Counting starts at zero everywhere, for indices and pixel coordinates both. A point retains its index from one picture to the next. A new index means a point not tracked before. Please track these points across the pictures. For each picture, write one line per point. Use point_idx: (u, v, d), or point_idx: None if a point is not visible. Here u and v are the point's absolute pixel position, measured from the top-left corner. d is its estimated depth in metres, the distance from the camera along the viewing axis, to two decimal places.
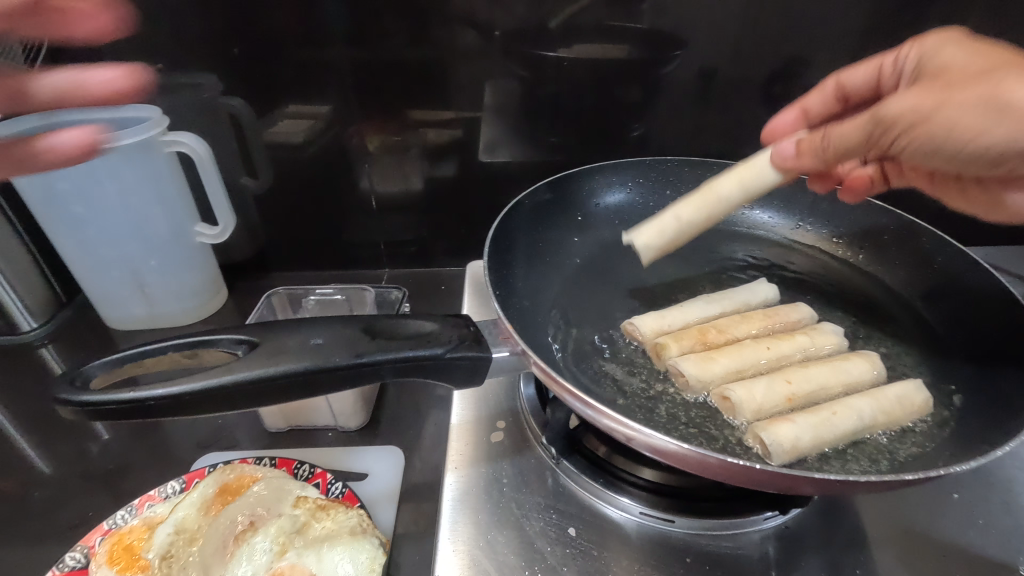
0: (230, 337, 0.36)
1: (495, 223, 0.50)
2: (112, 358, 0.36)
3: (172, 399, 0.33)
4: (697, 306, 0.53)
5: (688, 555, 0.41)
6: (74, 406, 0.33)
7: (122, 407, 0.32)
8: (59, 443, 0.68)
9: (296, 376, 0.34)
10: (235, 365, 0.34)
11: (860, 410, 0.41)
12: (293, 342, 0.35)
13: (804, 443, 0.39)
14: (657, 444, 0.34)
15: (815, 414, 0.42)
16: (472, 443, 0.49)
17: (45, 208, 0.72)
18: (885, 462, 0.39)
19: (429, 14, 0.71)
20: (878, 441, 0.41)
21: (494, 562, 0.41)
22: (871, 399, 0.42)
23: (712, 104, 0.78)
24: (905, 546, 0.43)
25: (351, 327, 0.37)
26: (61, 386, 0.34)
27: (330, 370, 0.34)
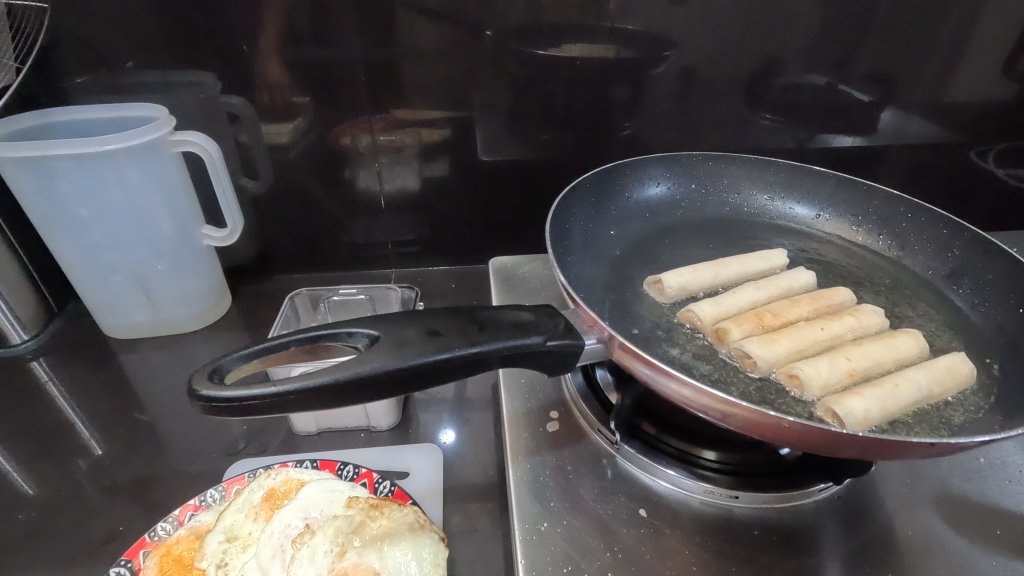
0: (349, 330, 0.37)
1: (549, 216, 0.51)
2: (242, 353, 0.36)
3: (310, 392, 0.34)
4: (743, 290, 0.56)
5: (755, 528, 0.44)
6: (214, 401, 0.33)
7: (261, 401, 0.33)
8: (63, 460, 0.64)
9: (415, 367, 0.35)
10: (364, 357, 0.35)
11: (918, 381, 0.44)
12: (406, 336, 0.36)
13: (874, 414, 0.43)
14: (745, 418, 0.36)
15: (880, 387, 0.44)
16: (529, 433, 0.50)
17: (54, 210, 0.69)
18: (945, 429, 0.43)
19: (434, 13, 0.71)
20: (934, 410, 0.44)
21: (573, 546, 0.42)
22: (927, 371, 0.45)
23: (707, 102, 0.81)
24: (946, 507, 0.46)
25: (454, 318, 0.38)
26: (198, 380, 0.34)
27: (447, 362, 0.35)
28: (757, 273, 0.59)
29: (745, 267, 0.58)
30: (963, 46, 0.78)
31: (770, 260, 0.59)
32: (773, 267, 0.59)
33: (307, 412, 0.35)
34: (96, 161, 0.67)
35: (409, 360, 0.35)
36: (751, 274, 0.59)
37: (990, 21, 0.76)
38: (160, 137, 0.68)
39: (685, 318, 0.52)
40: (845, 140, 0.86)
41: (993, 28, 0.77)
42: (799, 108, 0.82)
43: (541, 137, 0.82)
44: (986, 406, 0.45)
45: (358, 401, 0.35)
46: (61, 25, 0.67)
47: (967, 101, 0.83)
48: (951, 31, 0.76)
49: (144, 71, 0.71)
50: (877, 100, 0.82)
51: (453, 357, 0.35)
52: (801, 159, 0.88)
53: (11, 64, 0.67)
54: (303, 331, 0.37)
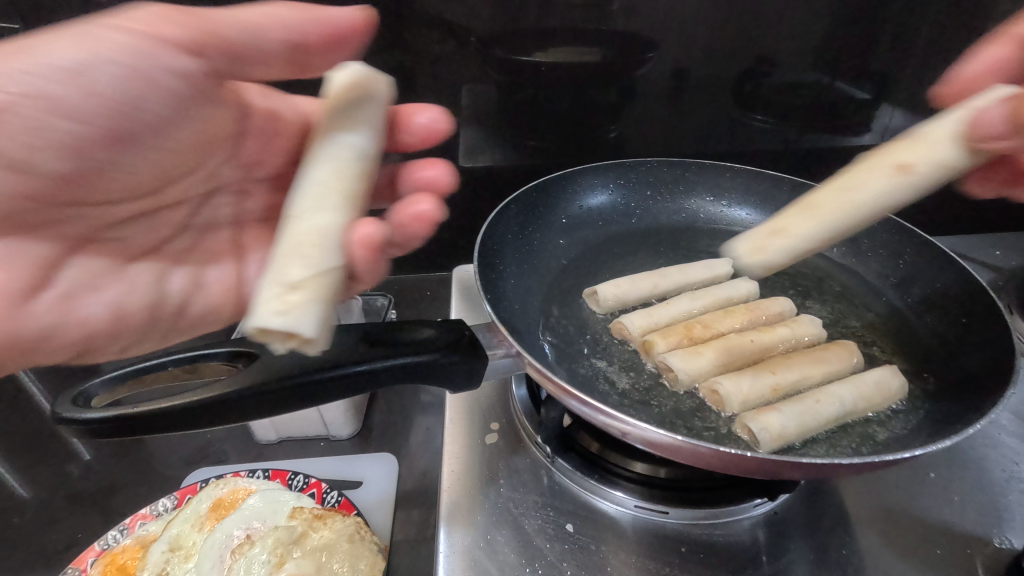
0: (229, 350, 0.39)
1: (481, 232, 0.52)
2: (114, 376, 0.38)
3: (181, 411, 0.35)
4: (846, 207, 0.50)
5: (683, 545, 0.43)
6: (76, 423, 0.34)
7: (126, 423, 0.34)
8: (53, 462, 0.66)
9: (288, 385, 0.36)
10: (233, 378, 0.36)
11: (842, 396, 0.45)
12: (293, 354, 0.37)
13: (791, 430, 0.42)
14: (650, 440, 0.35)
15: (801, 403, 0.44)
16: (469, 446, 0.50)
17: None
18: (868, 445, 0.42)
19: (409, 22, 0.71)
20: (858, 426, 0.44)
21: (494, 561, 0.42)
22: (852, 386, 0.45)
23: (685, 105, 0.79)
24: (887, 525, 0.45)
25: (344, 335, 0.39)
26: (62, 404, 0.35)
27: (325, 381, 0.36)
28: (697, 282, 0.60)
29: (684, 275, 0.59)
30: (963, 42, 0.75)
31: (708, 270, 0.60)
32: (712, 277, 0.60)
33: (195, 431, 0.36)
34: None
35: (279, 378, 0.36)
36: (694, 284, 0.60)
37: (993, 15, 0.73)
38: None
39: (616, 329, 0.53)
40: (836, 140, 0.84)
41: (994, 23, 0.74)
42: (787, 108, 0.81)
43: (523, 142, 0.82)
44: (914, 422, 0.44)
45: (234, 422, 0.36)
46: None
47: None
48: (948, 25, 0.74)
49: None
50: (868, 98, 0.80)
51: (320, 378, 0.36)
52: (789, 159, 0.86)
53: None
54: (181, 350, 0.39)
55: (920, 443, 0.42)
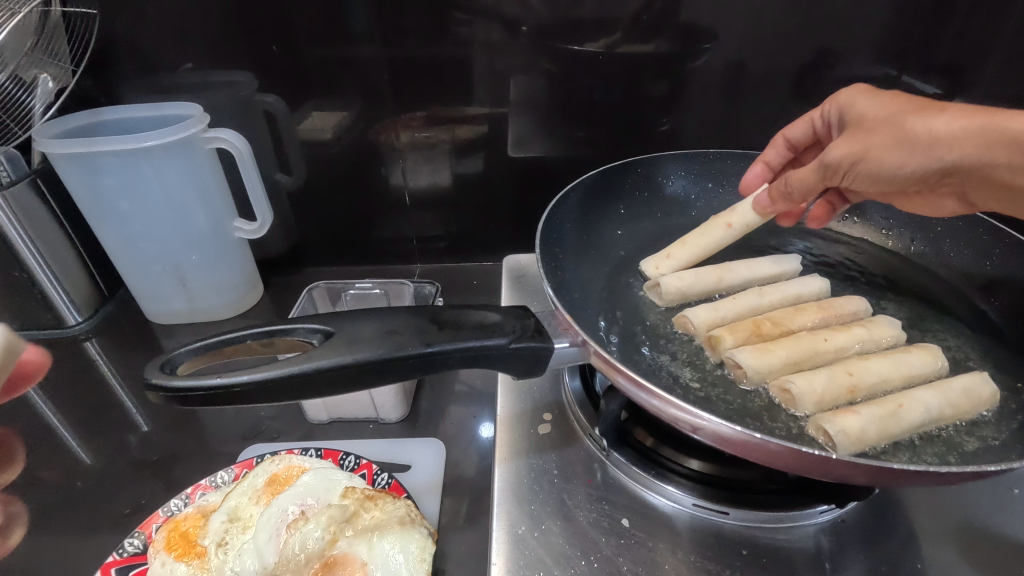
0: (306, 327, 0.39)
1: (542, 218, 0.52)
2: (196, 346, 0.38)
3: (255, 387, 0.35)
4: (709, 249, 0.59)
5: (744, 547, 0.42)
6: (164, 390, 0.35)
7: (210, 393, 0.35)
8: (115, 432, 0.69)
9: (360, 365, 0.36)
10: (314, 354, 0.36)
11: (927, 403, 0.42)
12: (362, 334, 0.37)
13: (871, 433, 0.41)
14: (723, 435, 0.34)
15: (881, 406, 0.42)
16: (521, 435, 0.50)
17: (98, 202, 0.73)
18: (954, 455, 0.40)
19: (466, 11, 0.70)
20: (943, 434, 0.42)
21: (548, 552, 0.41)
22: (937, 392, 0.43)
23: (747, 97, 0.77)
24: (964, 539, 0.43)
25: (415, 317, 0.39)
26: (151, 371, 0.35)
27: (392, 363, 0.37)
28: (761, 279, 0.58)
29: (750, 271, 0.58)
30: None
31: (772, 266, 0.58)
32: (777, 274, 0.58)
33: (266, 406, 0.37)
34: (136, 157, 0.71)
35: (358, 357, 0.36)
36: (759, 279, 0.58)
37: None
38: (193, 134, 0.71)
39: (679, 323, 0.52)
40: None
41: None
42: None
43: (575, 134, 0.81)
44: (1006, 433, 0.42)
45: (305, 398, 0.37)
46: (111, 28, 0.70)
47: None
48: None
49: (186, 71, 0.74)
50: (939, 92, 0.75)
51: (391, 363, 0.36)
52: None
53: (67, 67, 0.70)
54: (260, 326, 0.39)
55: (1013, 456, 0.40)
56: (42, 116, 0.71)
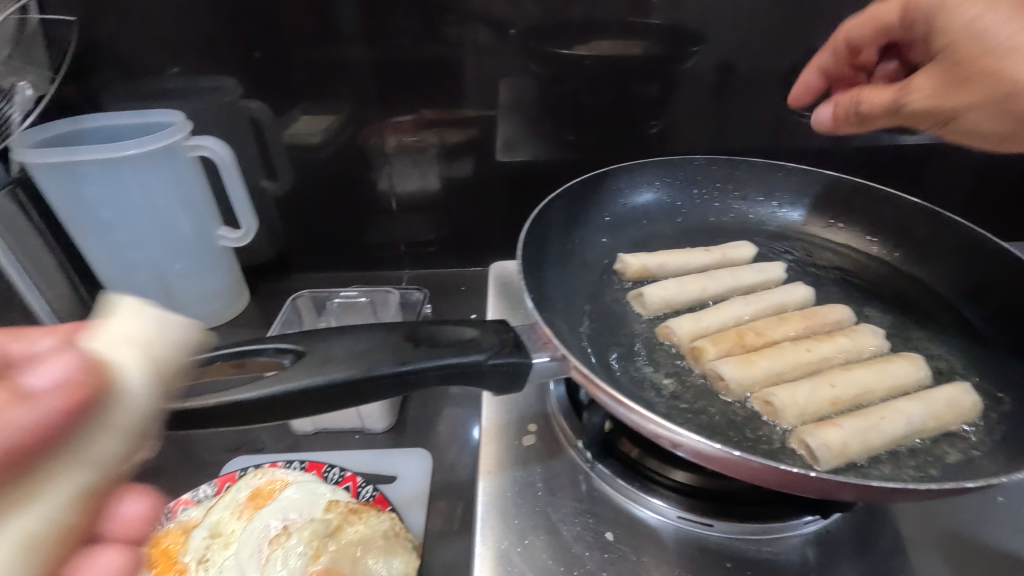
0: (278, 346, 0.38)
1: (525, 224, 0.52)
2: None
3: (224, 409, 0.35)
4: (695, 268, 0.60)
5: (728, 560, 0.41)
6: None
7: (176, 418, 0.34)
8: None
9: (336, 384, 0.35)
10: (287, 374, 0.36)
11: (909, 415, 0.42)
12: (338, 351, 0.37)
13: (853, 446, 0.40)
14: (703, 452, 0.34)
15: (863, 419, 0.42)
16: (505, 447, 0.49)
17: (78, 212, 0.72)
18: (935, 468, 0.40)
19: (454, 14, 0.70)
20: (925, 447, 0.42)
21: (532, 567, 0.41)
22: (919, 403, 0.43)
23: (736, 100, 0.77)
24: (948, 549, 0.43)
25: (390, 334, 0.39)
26: None
27: (368, 381, 0.36)
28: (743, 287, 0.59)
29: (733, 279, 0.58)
30: None
31: (753, 275, 0.58)
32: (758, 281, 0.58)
33: (238, 427, 0.36)
34: (118, 165, 0.70)
35: (332, 377, 0.35)
36: (742, 288, 0.58)
37: None
38: (176, 142, 0.71)
39: (662, 333, 0.51)
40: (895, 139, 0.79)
41: None
42: None
43: (564, 138, 0.80)
44: (988, 444, 0.42)
45: (281, 418, 0.36)
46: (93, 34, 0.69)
47: None
48: None
49: (170, 77, 0.73)
50: None
51: (368, 380, 0.36)
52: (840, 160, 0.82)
53: (46, 73, 0.69)
54: (232, 346, 0.38)
55: (995, 470, 0.39)
56: (22, 126, 0.69)
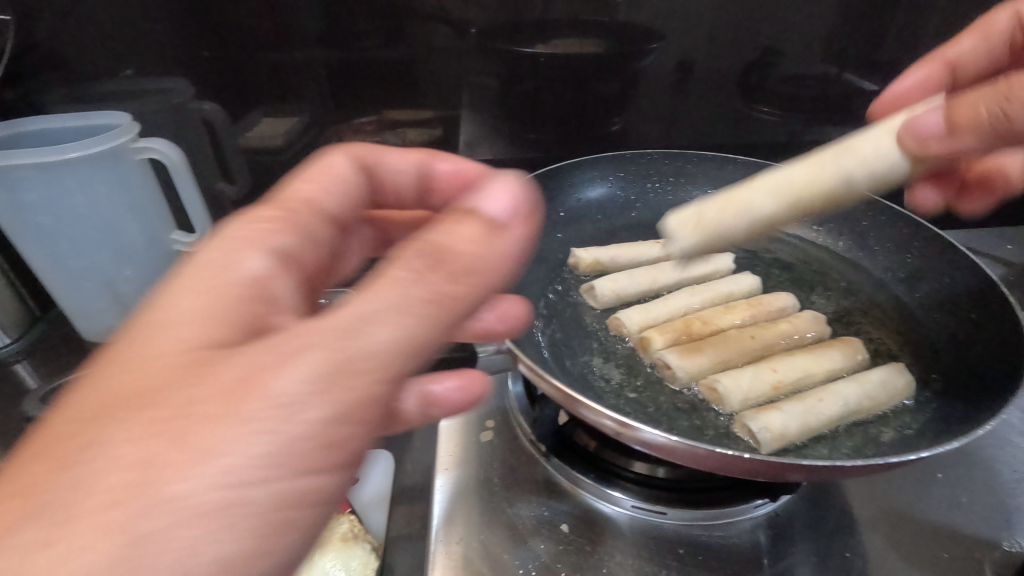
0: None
1: None
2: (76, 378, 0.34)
3: None
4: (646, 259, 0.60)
5: (681, 546, 0.42)
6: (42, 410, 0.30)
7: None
8: None
9: None
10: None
11: (845, 396, 0.44)
12: None
13: (791, 429, 0.42)
14: (651, 442, 0.34)
15: (801, 402, 0.44)
16: (464, 444, 0.49)
17: (18, 219, 0.69)
18: (873, 447, 0.41)
19: (411, 12, 0.69)
20: (862, 427, 0.43)
21: (489, 562, 0.41)
22: (857, 385, 0.44)
23: (691, 96, 0.78)
24: (893, 528, 0.44)
25: None
26: None
27: None
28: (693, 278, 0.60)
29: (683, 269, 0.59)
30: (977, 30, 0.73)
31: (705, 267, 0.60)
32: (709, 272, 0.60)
33: None
34: (59, 170, 0.67)
35: None
36: (694, 278, 0.59)
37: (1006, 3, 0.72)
38: (121, 144, 0.69)
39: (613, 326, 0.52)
40: (842, 133, 0.82)
41: None
42: (793, 100, 0.79)
43: (525, 136, 0.80)
44: (922, 421, 0.44)
45: None
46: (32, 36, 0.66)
47: None
48: (955, 14, 0.73)
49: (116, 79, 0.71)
50: (873, 89, 0.78)
51: None
52: (792, 154, 0.84)
53: None
54: None
55: (923, 447, 0.41)
56: None
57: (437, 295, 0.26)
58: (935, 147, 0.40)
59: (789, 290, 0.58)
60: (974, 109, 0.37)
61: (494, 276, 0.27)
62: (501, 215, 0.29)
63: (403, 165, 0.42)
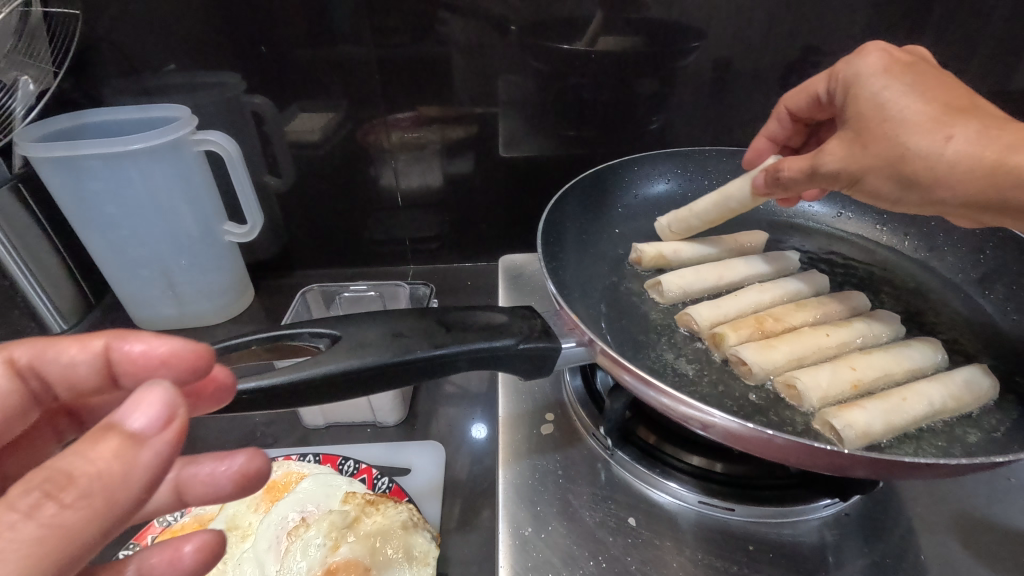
0: (311, 331, 0.38)
1: (542, 217, 0.53)
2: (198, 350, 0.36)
3: (261, 394, 0.35)
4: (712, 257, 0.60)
5: (750, 543, 0.42)
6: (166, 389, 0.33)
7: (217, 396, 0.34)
8: None
9: (371, 369, 0.36)
10: (322, 358, 0.36)
11: (929, 396, 0.43)
12: (366, 337, 0.37)
13: (876, 427, 0.41)
14: (736, 433, 0.34)
15: (885, 401, 0.43)
16: (524, 435, 0.50)
17: (83, 208, 0.71)
18: (960, 448, 0.41)
19: (457, 7, 0.70)
20: (948, 427, 0.43)
21: (556, 553, 0.41)
22: (941, 386, 0.44)
23: (736, 95, 0.77)
24: (966, 531, 0.43)
25: (420, 319, 0.39)
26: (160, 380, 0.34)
27: (399, 367, 0.36)
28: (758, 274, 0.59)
29: (748, 266, 0.59)
30: None
31: (769, 265, 0.59)
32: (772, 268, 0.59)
33: (265, 414, 0.37)
34: (123, 160, 0.69)
35: (364, 362, 0.36)
36: (761, 276, 0.59)
37: None
38: (182, 137, 0.70)
39: (681, 319, 0.52)
40: None
41: None
42: None
43: (567, 132, 0.80)
44: (1009, 423, 0.43)
45: (315, 403, 0.36)
46: (92, 31, 0.68)
47: None
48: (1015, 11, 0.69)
49: (170, 72, 0.72)
50: None
51: (405, 363, 0.36)
52: None
53: (47, 67, 0.68)
54: (265, 332, 0.38)
55: (1014, 450, 0.40)
56: (24, 120, 0.69)
57: (49, 530, 0.21)
58: (781, 181, 0.49)
59: (857, 290, 0.58)
60: (801, 163, 0.48)
61: (133, 500, 0.23)
62: (145, 426, 0.24)
63: (80, 358, 0.33)
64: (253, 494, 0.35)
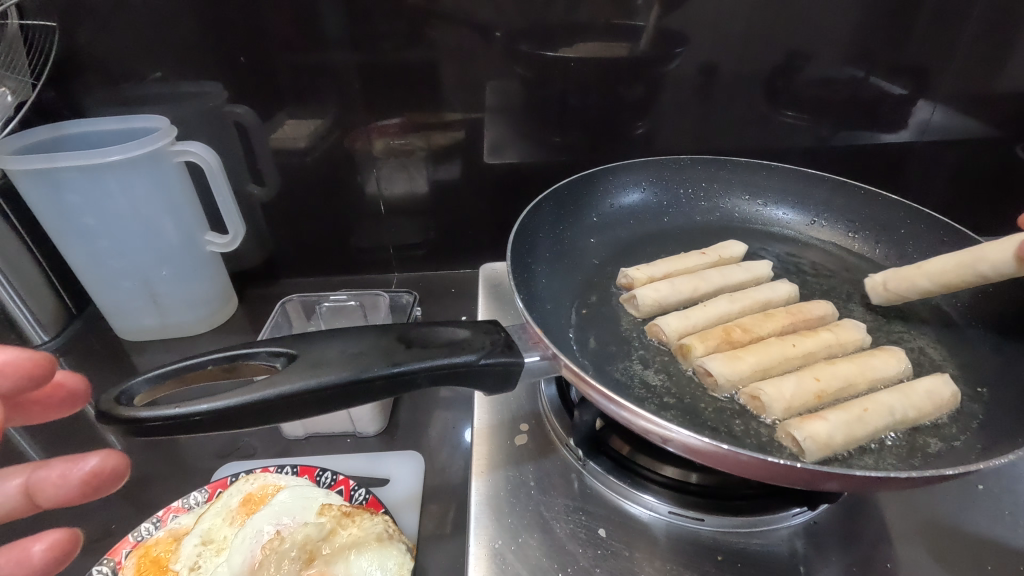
0: (268, 350, 0.38)
1: (516, 227, 0.53)
2: (154, 374, 0.37)
3: (223, 412, 0.35)
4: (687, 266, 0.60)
5: (719, 553, 0.42)
6: (123, 421, 0.34)
7: (169, 423, 0.34)
8: (86, 453, 0.65)
9: (334, 386, 0.36)
10: (283, 377, 0.36)
11: (892, 407, 0.44)
12: (333, 354, 0.37)
13: (836, 438, 0.41)
14: (700, 448, 0.34)
15: (847, 412, 0.43)
16: (498, 446, 0.50)
17: (61, 219, 0.71)
18: (921, 457, 0.41)
19: (438, 15, 0.70)
20: (909, 437, 0.43)
21: (526, 565, 0.41)
22: (904, 396, 0.44)
23: (717, 102, 0.77)
24: (935, 539, 0.44)
25: (383, 336, 0.39)
26: (106, 403, 0.34)
27: (363, 384, 0.37)
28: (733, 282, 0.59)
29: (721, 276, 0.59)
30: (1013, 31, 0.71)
31: (743, 274, 0.60)
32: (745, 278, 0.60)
33: (228, 431, 0.37)
34: (100, 172, 0.69)
35: (326, 379, 0.36)
36: (734, 284, 0.60)
37: None
38: (161, 147, 0.70)
39: (650, 329, 0.53)
40: (871, 138, 0.80)
41: None
42: (820, 104, 0.78)
43: (549, 139, 0.80)
44: (971, 432, 0.43)
45: (275, 422, 0.37)
46: (73, 41, 0.68)
47: (1015, 92, 0.76)
48: (989, 17, 0.70)
49: (152, 82, 0.72)
50: (904, 94, 0.76)
51: (370, 379, 0.36)
52: (819, 160, 0.83)
53: (26, 80, 0.68)
54: (223, 349, 0.38)
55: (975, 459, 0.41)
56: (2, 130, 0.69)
57: None
58: None
59: (827, 299, 0.59)
60: None
61: None
62: None
63: None
64: (104, 492, 0.42)
